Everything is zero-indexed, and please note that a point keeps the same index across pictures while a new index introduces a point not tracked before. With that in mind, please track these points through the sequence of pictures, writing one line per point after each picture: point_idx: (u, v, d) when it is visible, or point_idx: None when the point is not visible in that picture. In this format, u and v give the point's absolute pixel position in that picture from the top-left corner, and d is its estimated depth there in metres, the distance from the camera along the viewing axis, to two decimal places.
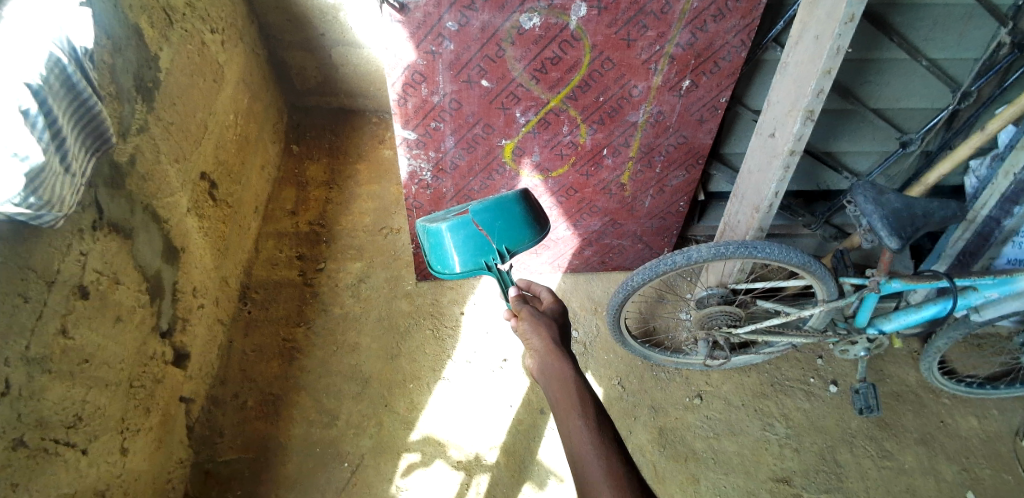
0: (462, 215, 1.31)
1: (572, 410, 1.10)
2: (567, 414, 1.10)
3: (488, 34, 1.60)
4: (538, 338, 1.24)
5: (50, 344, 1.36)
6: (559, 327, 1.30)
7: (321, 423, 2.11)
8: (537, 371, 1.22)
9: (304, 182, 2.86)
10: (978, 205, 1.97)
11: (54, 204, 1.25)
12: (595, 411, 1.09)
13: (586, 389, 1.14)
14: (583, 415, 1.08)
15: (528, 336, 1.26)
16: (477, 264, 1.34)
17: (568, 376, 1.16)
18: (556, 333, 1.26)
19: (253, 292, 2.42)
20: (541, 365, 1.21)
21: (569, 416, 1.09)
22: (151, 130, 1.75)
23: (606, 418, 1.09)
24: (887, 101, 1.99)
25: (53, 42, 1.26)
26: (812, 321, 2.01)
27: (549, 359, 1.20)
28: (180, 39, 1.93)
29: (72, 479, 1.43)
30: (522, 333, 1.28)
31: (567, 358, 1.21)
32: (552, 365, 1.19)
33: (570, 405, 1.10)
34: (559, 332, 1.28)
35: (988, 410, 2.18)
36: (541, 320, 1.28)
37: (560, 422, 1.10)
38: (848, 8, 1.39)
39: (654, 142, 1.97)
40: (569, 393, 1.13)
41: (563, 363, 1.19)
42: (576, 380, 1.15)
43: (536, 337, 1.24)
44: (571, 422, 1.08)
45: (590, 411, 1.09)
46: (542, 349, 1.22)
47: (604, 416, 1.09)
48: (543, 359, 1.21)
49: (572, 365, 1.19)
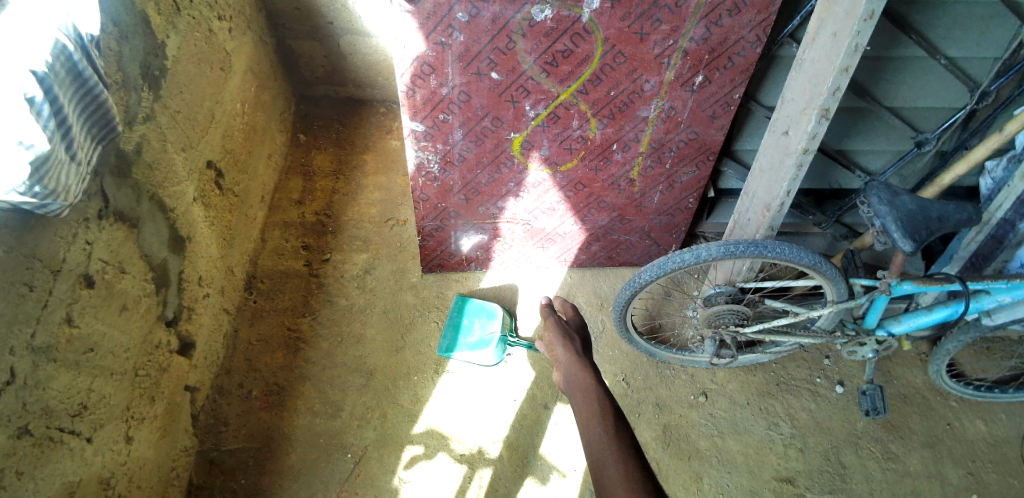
0: (492, 334, 2.28)
1: (594, 418, 1.28)
2: (586, 416, 1.29)
3: (499, 26, 1.57)
4: (561, 347, 1.60)
5: (56, 333, 1.36)
6: (580, 338, 1.66)
7: (324, 414, 2.12)
8: (562, 377, 1.54)
9: (311, 172, 2.85)
10: (992, 207, 1.93)
11: (60, 193, 1.24)
12: (613, 419, 1.27)
13: (603, 393, 1.37)
14: (602, 421, 1.27)
15: (556, 347, 1.62)
16: (505, 346, 2.29)
17: (588, 384, 1.41)
18: (576, 340, 1.63)
19: (258, 282, 2.41)
20: (566, 369, 1.54)
21: (590, 421, 1.28)
22: (158, 118, 1.74)
23: (623, 427, 1.25)
24: (903, 99, 1.95)
25: (59, 29, 1.24)
26: (821, 322, 1.98)
27: (569, 364, 1.53)
28: (188, 26, 1.92)
29: (77, 468, 1.44)
30: (551, 343, 1.66)
31: (586, 362, 1.53)
32: (575, 369, 1.51)
33: (590, 410, 1.31)
34: (580, 343, 1.63)
35: (996, 415, 2.15)
36: (565, 332, 1.65)
37: (584, 426, 1.28)
38: (867, 5, 1.36)
39: (665, 138, 1.95)
40: (590, 403, 1.34)
41: (584, 367, 1.50)
42: (594, 383, 1.41)
43: (562, 347, 1.59)
44: (591, 428, 1.26)
45: (609, 418, 1.27)
46: (565, 355, 1.57)
47: (621, 428, 1.25)
48: (567, 364, 1.54)
49: (590, 367, 1.50)
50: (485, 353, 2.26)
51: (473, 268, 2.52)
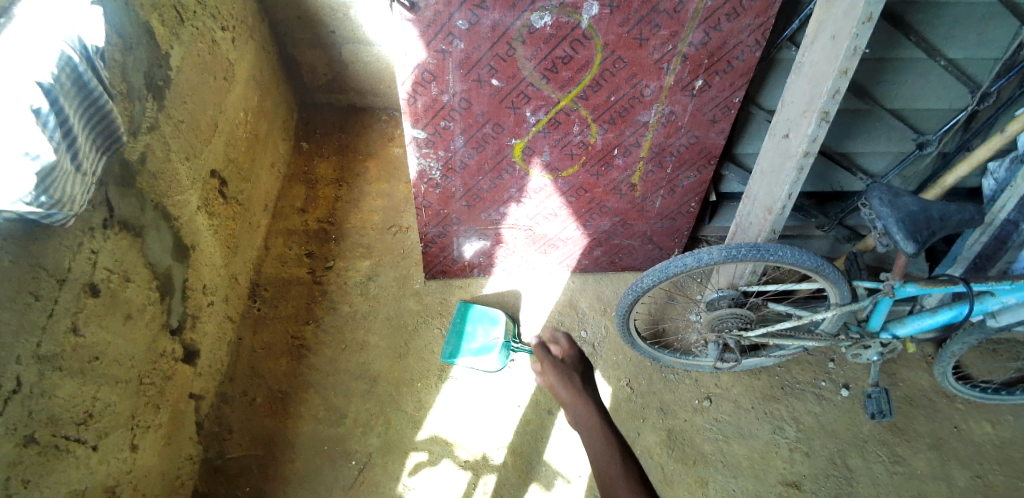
0: (494, 341, 2.29)
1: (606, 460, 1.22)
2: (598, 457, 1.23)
3: (499, 33, 1.58)
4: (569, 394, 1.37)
5: (62, 342, 1.38)
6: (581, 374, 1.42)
7: (329, 421, 2.12)
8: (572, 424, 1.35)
9: (314, 180, 2.87)
10: (995, 208, 1.90)
11: (65, 203, 1.25)
12: (626, 458, 1.22)
13: (612, 431, 1.29)
14: (615, 460, 1.22)
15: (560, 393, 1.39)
16: (508, 352, 2.29)
17: (593, 420, 1.31)
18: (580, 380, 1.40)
19: (262, 289, 2.42)
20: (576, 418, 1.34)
21: (603, 464, 1.22)
22: (162, 128, 1.76)
23: (635, 465, 1.21)
24: (903, 101, 1.95)
25: (64, 40, 1.26)
26: (825, 324, 1.97)
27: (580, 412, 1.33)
28: (191, 36, 1.94)
29: (83, 476, 1.45)
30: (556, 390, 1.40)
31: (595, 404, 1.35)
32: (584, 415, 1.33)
33: (601, 452, 1.24)
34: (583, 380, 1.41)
35: (1003, 416, 2.14)
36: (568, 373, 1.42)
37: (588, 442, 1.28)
38: (865, 8, 1.37)
39: (665, 142, 1.95)
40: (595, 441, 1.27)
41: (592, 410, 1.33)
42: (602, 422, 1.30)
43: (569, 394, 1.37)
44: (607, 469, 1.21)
45: (621, 458, 1.22)
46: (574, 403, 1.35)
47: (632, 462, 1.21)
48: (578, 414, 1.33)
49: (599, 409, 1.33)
50: (488, 359, 2.25)
51: (475, 274, 2.53)
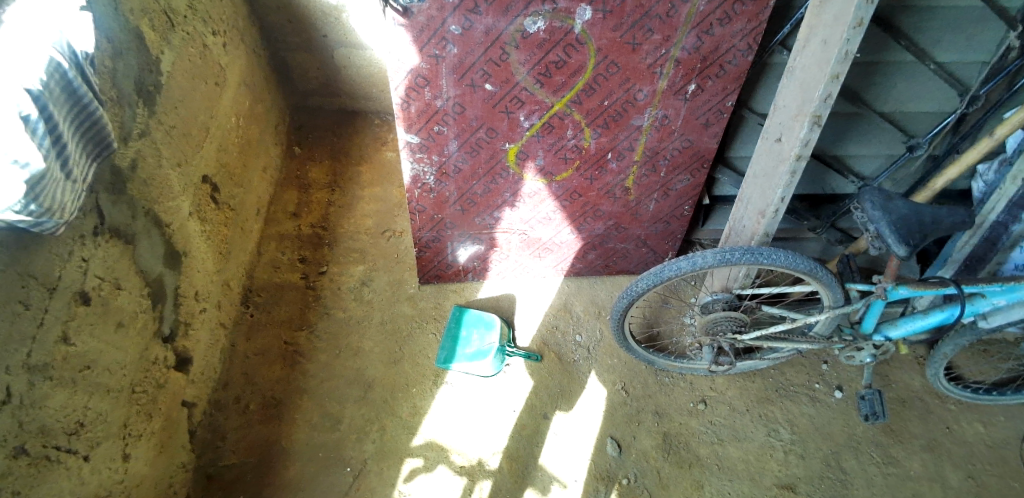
0: (489, 345, 2.30)
1: None
2: None
3: (492, 38, 1.58)
4: None
5: (52, 351, 1.36)
6: None
7: (324, 427, 2.11)
8: None
9: (307, 184, 2.85)
10: (986, 210, 1.95)
11: (54, 211, 1.23)
12: None
13: None
14: None
15: None
16: (503, 356, 2.31)
17: None
18: None
19: (255, 295, 2.40)
20: None
21: None
22: (153, 134, 1.75)
23: None
24: (894, 104, 1.97)
25: (53, 47, 1.25)
26: (818, 327, 1.98)
27: None
28: (182, 42, 1.93)
29: (73, 487, 1.43)
30: None
31: None
32: None
33: None
34: None
35: (995, 417, 2.16)
36: None
37: None
38: (855, 13, 1.38)
39: (659, 147, 1.96)
40: None
41: None
42: None
43: None
44: None
45: None
46: None
47: None
48: None
49: None
50: (482, 364, 2.26)
51: (469, 279, 2.53)
